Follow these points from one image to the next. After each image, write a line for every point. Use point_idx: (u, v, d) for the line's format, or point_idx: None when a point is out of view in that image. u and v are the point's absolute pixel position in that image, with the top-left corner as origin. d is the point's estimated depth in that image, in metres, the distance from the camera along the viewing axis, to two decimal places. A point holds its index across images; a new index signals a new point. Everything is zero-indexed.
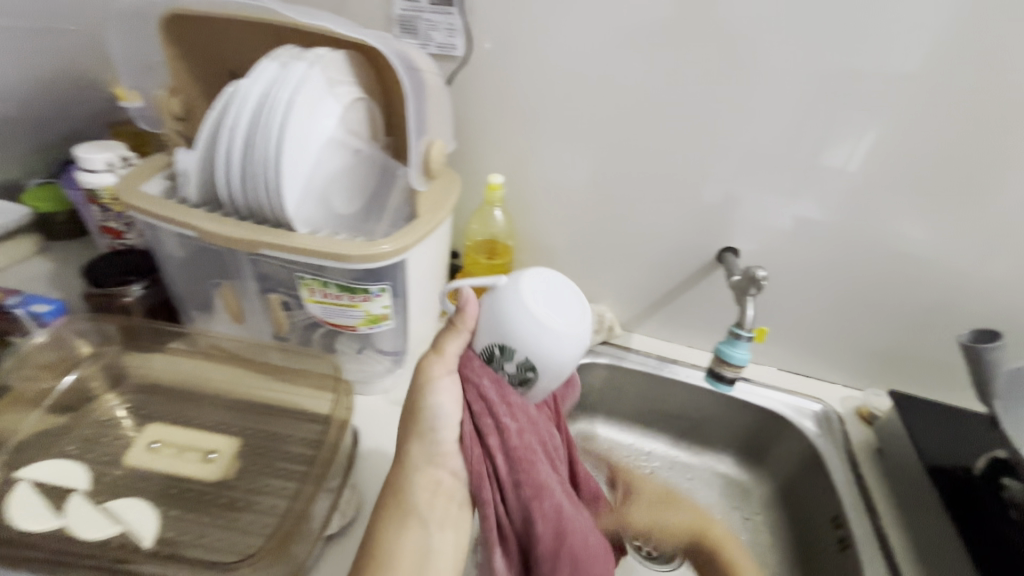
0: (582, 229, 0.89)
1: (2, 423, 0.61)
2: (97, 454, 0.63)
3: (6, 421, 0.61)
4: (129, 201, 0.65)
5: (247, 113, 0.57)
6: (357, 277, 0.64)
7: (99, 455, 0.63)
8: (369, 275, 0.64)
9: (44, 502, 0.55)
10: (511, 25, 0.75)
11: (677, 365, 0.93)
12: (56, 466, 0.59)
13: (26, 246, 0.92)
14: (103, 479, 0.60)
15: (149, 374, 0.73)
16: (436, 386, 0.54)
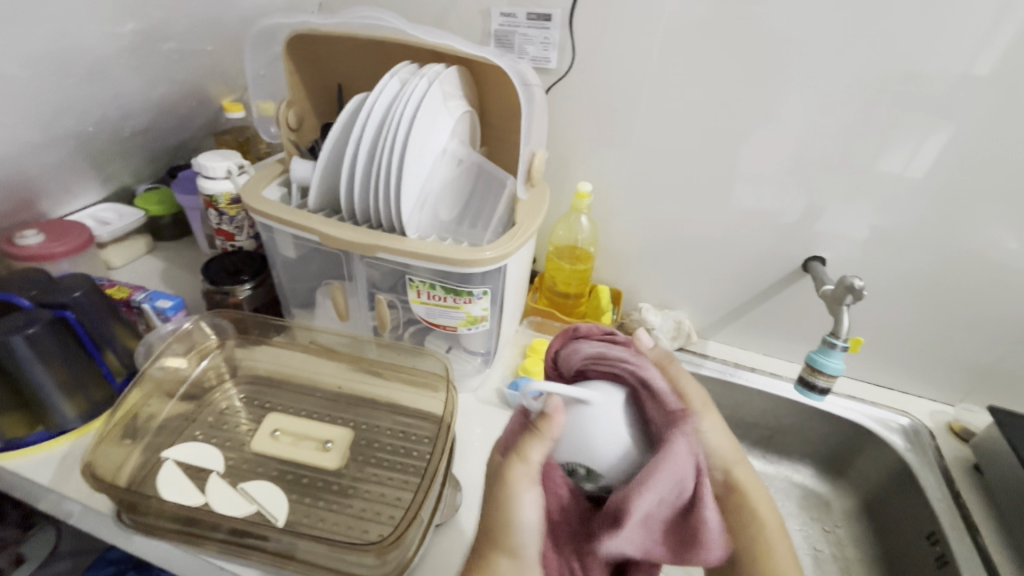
0: (663, 237, 0.90)
1: (145, 408, 0.67)
2: (222, 439, 0.69)
3: (148, 406, 0.68)
4: (251, 205, 0.70)
5: (372, 125, 0.62)
6: (462, 280, 0.67)
7: (223, 441, 0.68)
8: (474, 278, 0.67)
9: (188, 481, 0.61)
10: (606, 38, 0.77)
11: (756, 373, 0.93)
12: (191, 447, 0.65)
13: (140, 245, 1.00)
14: (230, 463, 0.65)
15: (261, 367, 0.78)
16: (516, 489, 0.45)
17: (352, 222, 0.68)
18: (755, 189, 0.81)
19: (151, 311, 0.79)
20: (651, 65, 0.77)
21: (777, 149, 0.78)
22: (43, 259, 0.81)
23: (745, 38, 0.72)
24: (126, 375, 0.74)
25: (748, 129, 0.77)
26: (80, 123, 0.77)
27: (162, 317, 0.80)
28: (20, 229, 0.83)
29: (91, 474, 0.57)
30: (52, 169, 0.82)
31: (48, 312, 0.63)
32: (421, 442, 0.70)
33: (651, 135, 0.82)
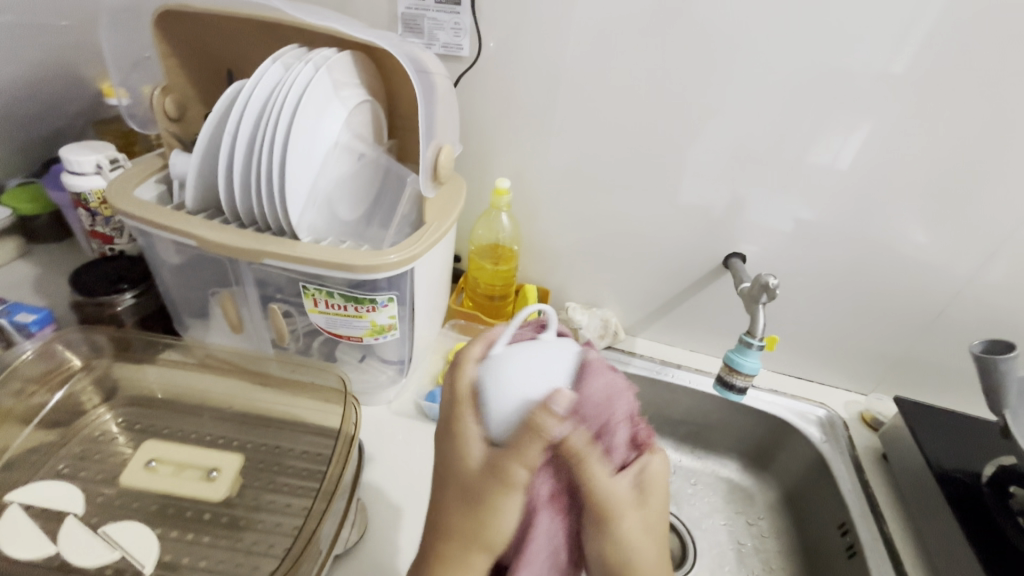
0: (588, 233, 0.87)
1: None
2: (90, 472, 0.60)
3: None
4: (119, 206, 0.62)
5: (249, 117, 0.55)
6: (364, 286, 0.61)
7: (92, 474, 0.60)
8: (378, 284, 0.61)
9: (34, 528, 0.52)
10: (517, 26, 0.73)
11: (681, 370, 0.93)
12: (45, 487, 0.56)
13: (7, 249, 0.88)
14: (98, 500, 0.57)
15: (143, 387, 0.70)
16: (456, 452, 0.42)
17: (236, 225, 0.61)
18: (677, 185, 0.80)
19: (9, 327, 0.69)
20: (569, 55, 0.73)
21: (697, 145, 0.76)
22: None
23: (662, 28, 0.69)
24: None
25: (668, 124, 0.75)
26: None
27: (24, 333, 0.70)
28: None
29: None
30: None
31: None
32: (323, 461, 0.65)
33: (571, 128, 0.78)
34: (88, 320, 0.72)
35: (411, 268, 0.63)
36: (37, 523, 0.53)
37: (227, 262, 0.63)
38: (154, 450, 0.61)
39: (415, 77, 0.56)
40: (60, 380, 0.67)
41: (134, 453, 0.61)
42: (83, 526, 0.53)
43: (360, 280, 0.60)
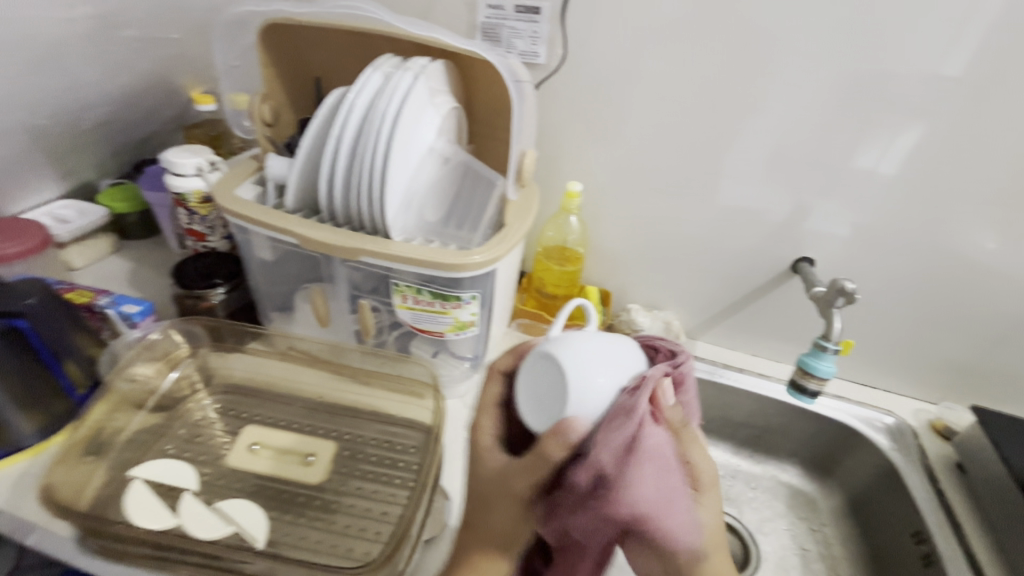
0: (652, 235, 0.88)
1: (111, 422, 0.63)
2: (196, 452, 0.65)
3: (115, 419, 0.64)
4: (224, 205, 0.66)
5: (353, 123, 0.58)
6: (449, 284, 0.64)
7: (198, 456, 0.65)
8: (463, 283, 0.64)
9: (158, 502, 0.57)
10: (593, 33, 0.74)
11: (743, 374, 0.92)
12: (162, 466, 0.62)
13: (104, 245, 0.95)
14: (206, 479, 0.62)
15: (235, 375, 0.74)
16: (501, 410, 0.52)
17: (332, 224, 0.64)
18: (747, 189, 0.80)
19: (116, 317, 0.74)
20: (645, 61, 0.75)
21: (769, 150, 0.76)
22: None
23: (739, 35, 0.70)
24: (88, 388, 0.69)
25: (742, 128, 0.76)
26: (39, 116, 0.71)
27: (128, 323, 0.75)
28: None
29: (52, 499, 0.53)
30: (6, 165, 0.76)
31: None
32: (406, 452, 0.68)
33: (643, 133, 0.80)
34: (185, 312, 0.77)
35: (493, 268, 0.65)
36: (159, 499, 0.58)
37: (321, 259, 0.67)
38: (256, 435, 0.67)
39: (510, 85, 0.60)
40: (172, 366, 0.72)
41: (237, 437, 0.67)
42: (200, 502, 0.58)
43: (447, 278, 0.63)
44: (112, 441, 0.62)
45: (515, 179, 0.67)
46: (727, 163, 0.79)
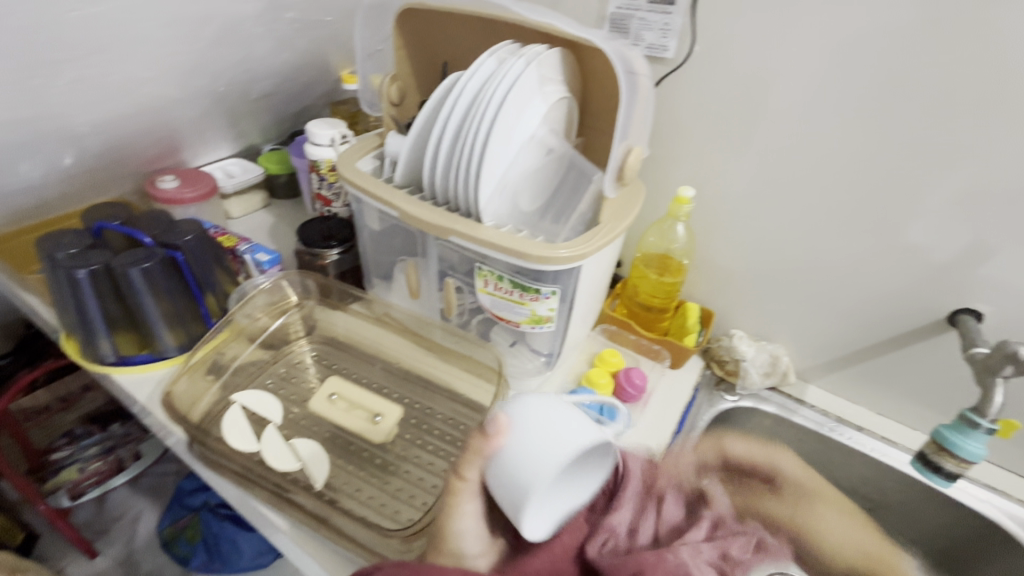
0: (775, 255, 0.78)
1: (226, 351, 0.73)
2: (287, 391, 0.73)
3: (230, 349, 0.74)
4: (343, 173, 0.72)
5: (461, 107, 0.60)
6: (532, 276, 0.63)
7: (290, 394, 0.73)
8: (544, 275, 0.63)
9: (249, 429, 0.65)
10: (730, 28, 0.67)
11: (863, 434, 0.78)
12: (257, 395, 0.69)
13: (257, 200, 1.10)
14: (290, 417, 0.69)
15: (332, 328, 0.81)
16: (461, 512, 0.49)
17: (431, 202, 0.67)
18: (901, 217, 0.67)
19: (251, 262, 0.86)
20: (787, 58, 0.66)
21: (941, 173, 0.63)
22: (175, 203, 0.91)
23: (916, 35, 0.58)
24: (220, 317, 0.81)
25: (906, 143, 0.63)
26: (218, 85, 0.84)
27: (259, 269, 0.86)
28: (161, 175, 0.94)
29: (170, 407, 0.64)
30: (192, 126, 0.91)
31: (161, 251, 0.70)
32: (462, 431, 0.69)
33: (775, 140, 0.71)
34: (303, 266, 0.86)
35: (578, 266, 0.63)
36: (252, 426, 0.66)
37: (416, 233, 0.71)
38: (335, 386, 0.71)
39: (623, 77, 0.56)
40: (282, 310, 0.81)
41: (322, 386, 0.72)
42: (279, 436, 0.65)
43: (531, 269, 0.62)
44: (223, 365, 0.73)
45: (615, 177, 0.61)
46: (880, 182, 0.67)
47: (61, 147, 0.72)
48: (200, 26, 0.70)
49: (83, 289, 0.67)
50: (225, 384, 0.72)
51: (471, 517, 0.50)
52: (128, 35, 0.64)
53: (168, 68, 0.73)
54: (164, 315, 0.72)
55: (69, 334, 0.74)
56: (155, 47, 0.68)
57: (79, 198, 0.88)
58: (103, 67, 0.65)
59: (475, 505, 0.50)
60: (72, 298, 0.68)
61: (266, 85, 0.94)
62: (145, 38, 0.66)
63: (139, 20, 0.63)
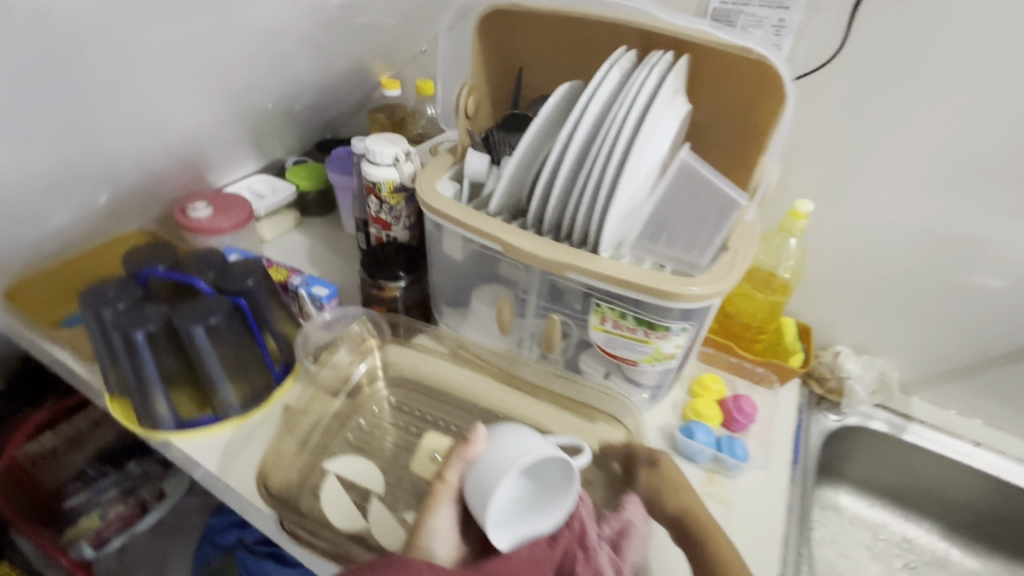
0: (874, 265, 0.76)
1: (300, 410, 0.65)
2: (375, 448, 0.67)
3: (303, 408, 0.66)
4: (422, 198, 0.64)
5: (582, 125, 0.53)
6: (659, 312, 0.57)
7: (380, 452, 0.66)
8: (675, 312, 0.56)
9: (351, 503, 0.60)
10: (857, 24, 0.64)
11: (979, 448, 0.76)
12: (352, 461, 0.64)
13: (289, 220, 1.00)
14: (387, 480, 0.63)
15: (411, 370, 0.75)
16: (436, 513, 0.52)
17: (535, 231, 0.60)
18: (1015, 226, 0.66)
19: (307, 298, 0.77)
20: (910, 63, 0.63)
21: None
22: (208, 233, 0.81)
23: None
24: (283, 364, 0.73)
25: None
26: (269, 100, 0.75)
27: (317, 305, 0.77)
28: (191, 201, 0.84)
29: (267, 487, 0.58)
30: (234, 148, 0.83)
31: (225, 300, 0.62)
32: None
33: (888, 148, 0.67)
34: (368, 299, 0.78)
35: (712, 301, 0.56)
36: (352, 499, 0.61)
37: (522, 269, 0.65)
38: (435, 444, 0.66)
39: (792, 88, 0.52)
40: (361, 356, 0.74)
41: (418, 444, 0.67)
42: (387, 510, 0.60)
43: (661, 307, 0.56)
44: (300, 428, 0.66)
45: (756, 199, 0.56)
46: (995, 191, 0.65)
47: (99, 177, 0.63)
48: (270, 44, 0.63)
49: (142, 349, 0.59)
50: (304, 448, 0.65)
51: (444, 518, 0.52)
52: (197, 59, 0.57)
53: (224, 89, 0.65)
54: (229, 370, 0.64)
55: (116, 395, 0.66)
56: (219, 70, 0.61)
57: (106, 232, 0.79)
58: (165, 95, 0.59)
59: (452, 510, 0.53)
60: (128, 359, 0.60)
61: (312, 98, 0.84)
62: (213, 61, 0.59)
63: (210, 42, 0.56)
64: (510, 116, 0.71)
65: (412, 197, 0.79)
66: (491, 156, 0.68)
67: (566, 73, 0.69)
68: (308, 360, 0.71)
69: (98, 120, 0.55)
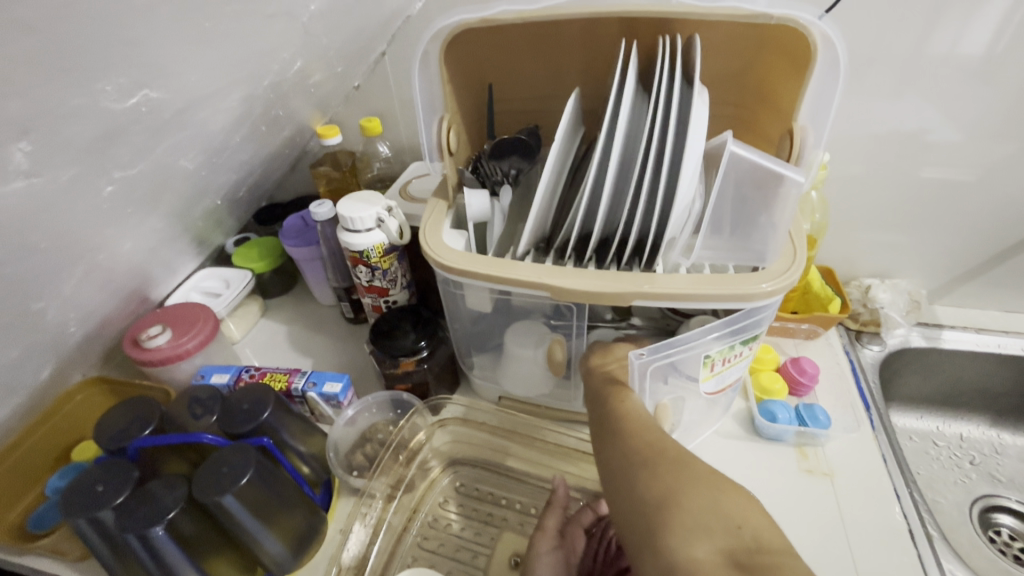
0: (877, 195, 0.76)
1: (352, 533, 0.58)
2: (448, 550, 0.60)
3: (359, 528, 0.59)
4: (429, 252, 0.56)
5: (614, 153, 0.50)
6: (728, 334, 0.54)
7: (454, 554, 0.60)
8: (740, 327, 0.53)
9: None
10: None
11: (1009, 337, 0.80)
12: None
13: (254, 309, 0.87)
14: None
15: (466, 445, 0.68)
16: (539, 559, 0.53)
17: (575, 265, 0.57)
18: (1008, 130, 0.67)
19: (319, 399, 0.67)
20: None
21: None
22: (177, 359, 0.68)
23: None
24: (324, 485, 0.63)
25: (1009, 49, 0.62)
26: (214, 190, 0.64)
27: (332, 404, 0.67)
28: (142, 327, 0.69)
29: None
30: (179, 252, 0.70)
31: (247, 446, 0.51)
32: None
33: (867, 84, 0.68)
34: (391, 381, 0.69)
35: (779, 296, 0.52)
36: None
37: (632, 382, 0.54)
38: (514, 543, 0.60)
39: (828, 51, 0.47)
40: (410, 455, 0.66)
41: (496, 545, 0.60)
42: None
43: (721, 333, 0.53)
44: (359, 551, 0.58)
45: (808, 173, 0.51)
46: (938, 86, 0.66)
47: (36, 342, 0.51)
48: (225, 137, 0.54)
49: (166, 547, 0.47)
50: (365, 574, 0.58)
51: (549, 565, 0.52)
52: (159, 176, 0.48)
53: (176, 202, 0.56)
54: (273, 523, 0.52)
55: None
56: (172, 181, 0.52)
57: (46, 396, 0.65)
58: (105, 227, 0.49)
59: (556, 558, 0.53)
60: (150, 559, 0.48)
61: (258, 171, 0.73)
62: (169, 177, 0.50)
63: (168, 159, 0.47)
64: (493, 141, 0.62)
65: (402, 253, 0.70)
66: (487, 187, 0.62)
67: (546, 83, 0.62)
68: (352, 475, 0.62)
69: (48, 281, 0.45)
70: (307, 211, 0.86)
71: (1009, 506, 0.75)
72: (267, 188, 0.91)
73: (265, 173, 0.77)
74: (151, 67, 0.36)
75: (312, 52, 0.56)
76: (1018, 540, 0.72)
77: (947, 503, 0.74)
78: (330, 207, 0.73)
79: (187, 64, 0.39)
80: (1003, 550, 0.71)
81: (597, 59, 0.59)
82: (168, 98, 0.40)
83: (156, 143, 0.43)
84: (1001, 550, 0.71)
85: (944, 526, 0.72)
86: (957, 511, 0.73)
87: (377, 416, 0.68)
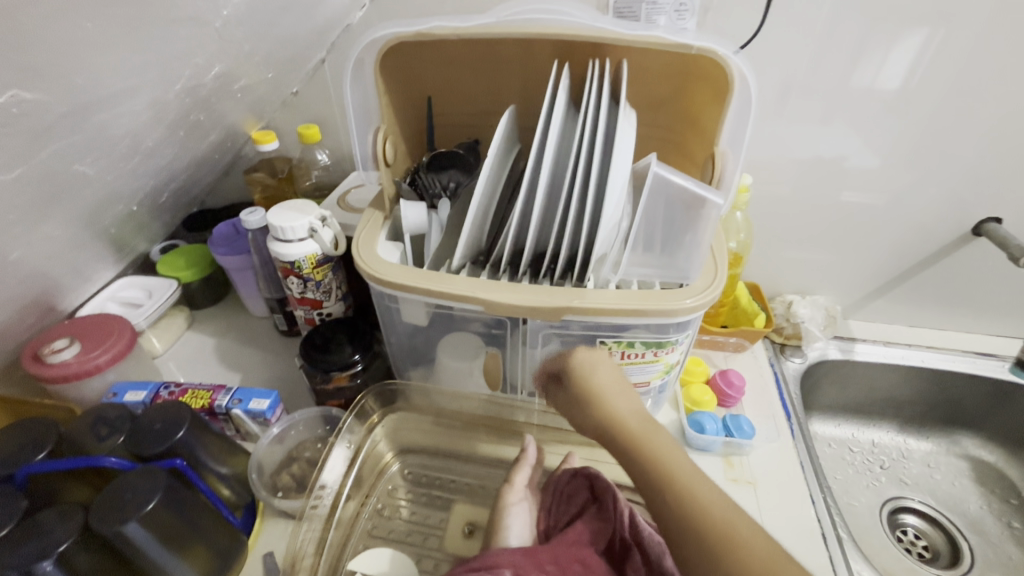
0: (796, 216, 0.82)
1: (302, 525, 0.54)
2: (400, 534, 0.59)
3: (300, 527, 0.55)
4: (362, 269, 0.54)
5: (545, 171, 0.51)
6: (662, 328, 0.54)
7: (406, 537, 0.59)
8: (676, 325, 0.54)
9: None
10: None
11: (912, 349, 0.87)
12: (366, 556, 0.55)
13: (178, 321, 0.82)
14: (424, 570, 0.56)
15: (415, 433, 0.66)
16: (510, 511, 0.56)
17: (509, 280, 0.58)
18: (906, 160, 0.74)
19: (243, 416, 0.63)
20: (795, 35, 0.67)
21: (953, 112, 0.69)
22: (86, 375, 0.62)
23: None
24: (245, 508, 0.59)
25: (901, 88, 0.68)
26: (128, 195, 0.60)
27: (258, 421, 0.64)
28: (45, 341, 0.64)
29: None
30: (88, 260, 0.65)
31: (157, 469, 0.48)
32: None
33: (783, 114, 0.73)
34: (321, 396, 0.66)
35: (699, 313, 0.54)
36: None
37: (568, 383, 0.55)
38: (467, 513, 0.61)
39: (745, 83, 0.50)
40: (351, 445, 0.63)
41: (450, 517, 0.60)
42: None
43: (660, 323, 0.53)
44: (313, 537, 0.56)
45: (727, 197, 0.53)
46: (841, 117, 0.72)
47: None
48: (136, 141, 0.51)
49: None
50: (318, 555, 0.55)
51: (516, 519, 0.55)
52: (54, 180, 0.45)
53: (76, 206, 0.52)
54: (185, 551, 0.49)
55: None
56: (73, 185, 0.48)
57: None
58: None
59: (521, 510, 0.56)
60: None
61: (183, 175, 0.70)
62: (68, 182, 0.47)
63: (63, 164, 0.44)
64: (432, 155, 0.63)
65: (338, 265, 0.68)
66: (425, 200, 0.61)
67: (486, 99, 0.63)
68: (275, 497, 0.59)
69: None
70: (239, 219, 0.82)
71: (914, 506, 0.81)
72: (196, 194, 0.86)
73: (191, 178, 0.73)
74: (30, 67, 0.33)
75: (235, 56, 0.55)
76: (922, 538, 0.78)
77: (859, 505, 0.79)
78: (262, 215, 0.70)
79: (73, 63, 0.36)
80: (908, 548, 0.77)
81: (533, 77, 0.60)
82: (54, 101, 0.37)
83: (40, 143, 0.40)
84: (906, 548, 0.77)
85: (857, 529, 0.76)
86: (868, 513, 0.79)
87: (305, 433, 0.65)
